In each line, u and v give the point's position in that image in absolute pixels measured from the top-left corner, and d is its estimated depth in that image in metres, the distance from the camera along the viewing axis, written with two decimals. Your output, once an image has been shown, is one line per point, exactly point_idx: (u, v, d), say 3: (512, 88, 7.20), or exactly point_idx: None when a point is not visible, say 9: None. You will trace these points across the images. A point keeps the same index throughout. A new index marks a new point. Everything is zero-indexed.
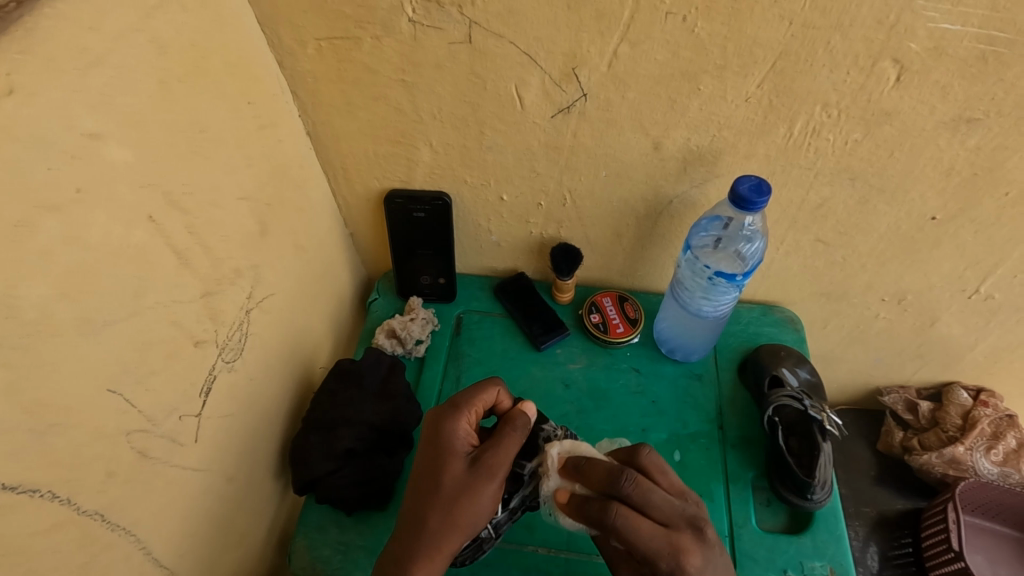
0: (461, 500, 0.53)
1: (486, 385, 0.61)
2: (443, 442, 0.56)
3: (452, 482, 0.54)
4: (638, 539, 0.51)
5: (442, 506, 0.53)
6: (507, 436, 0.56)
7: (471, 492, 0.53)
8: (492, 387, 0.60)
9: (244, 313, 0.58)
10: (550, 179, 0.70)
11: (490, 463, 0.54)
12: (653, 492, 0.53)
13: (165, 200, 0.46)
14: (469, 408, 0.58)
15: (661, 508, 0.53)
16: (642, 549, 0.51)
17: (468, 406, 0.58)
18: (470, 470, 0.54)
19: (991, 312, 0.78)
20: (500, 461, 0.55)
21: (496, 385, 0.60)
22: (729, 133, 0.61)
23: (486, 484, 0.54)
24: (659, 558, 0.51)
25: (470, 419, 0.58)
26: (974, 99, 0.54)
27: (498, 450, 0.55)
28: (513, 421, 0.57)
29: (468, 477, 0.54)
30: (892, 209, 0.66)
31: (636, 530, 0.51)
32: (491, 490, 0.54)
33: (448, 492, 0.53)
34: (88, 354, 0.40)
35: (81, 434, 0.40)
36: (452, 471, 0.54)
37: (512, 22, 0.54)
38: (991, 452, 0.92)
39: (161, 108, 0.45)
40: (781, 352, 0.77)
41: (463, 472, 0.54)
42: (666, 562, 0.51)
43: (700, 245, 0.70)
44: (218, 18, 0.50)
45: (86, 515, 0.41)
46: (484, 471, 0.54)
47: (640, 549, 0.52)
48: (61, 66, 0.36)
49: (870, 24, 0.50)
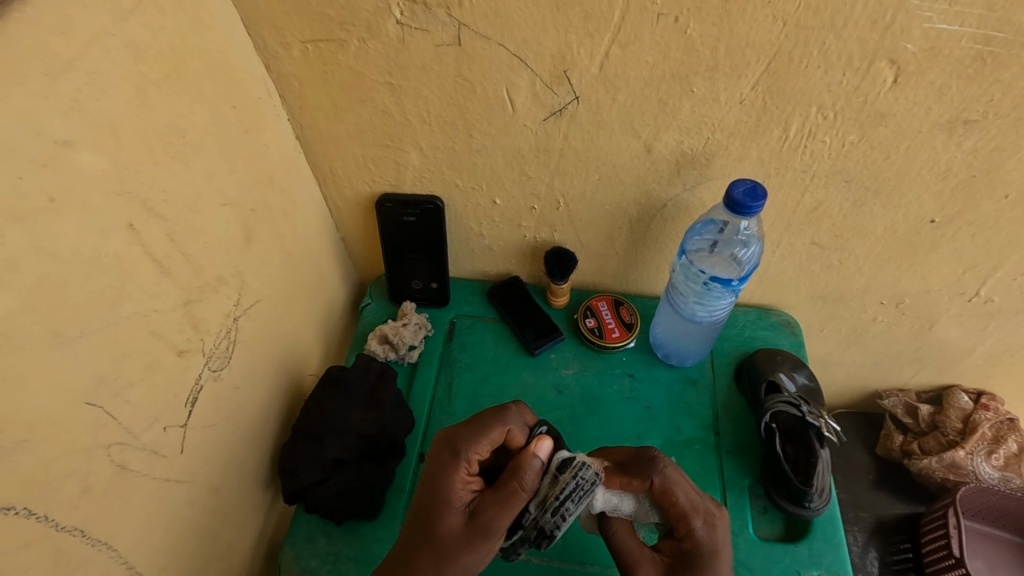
0: (455, 554, 0.51)
1: (491, 426, 0.57)
2: (439, 493, 0.54)
3: (445, 536, 0.52)
4: (678, 491, 0.55)
5: (433, 563, 0.51)
6: (514, 493, 0.53)
7: (467, 552, 0.51)
8: (497, 428, 0.57)
9: (230, 321, 0.57)
10: (541, 183, 0.69)
11: (488, 525, 0.52)
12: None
13: (143, 208, 0.45)
14: (467, 458, 0.55)
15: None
16: (680, 502, 0.55)
17: (467, 455, 0.55)
18: (468, 528, 0.52)
19: (990, 315, 0.76)
20: (499, 521, 0.52)
21: (505, 426, 0.57)
22: (722, 135, 0.59)
23: (481, 545, 0.52)
24: (692, 515, 0.55)
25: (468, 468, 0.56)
26: (971, 100, 0.52)
27: (500, 510, 0.52)
28: (521, 476, 0.54)
29: (466, 532, 0.52)
30: (889, 211, 0.64)
31: (680, 487, 0.55)
32: (486, 551, 0.52)
33: (441, 549, 0.51)
34: (60, 366, 0.39)
35: (54, 448, 0.39)
36: (448, 527, 0.52)
37: (499, 24, 0.53)
38: (993, 456, 0.91)
39: (138, 114, 0.44)
40: (778, 357, 0.76)
41: (458, 528, 0.52)
42: (699, 517, 0.55)
43: (695, 249, 0.69)
44: (198, 20, 0.49)
45: (63, 531, 0.41)
46: (480, 532, 0.52)
47: (680, 504, 0.55)
48: (28, 72, 0.35)
49: (864, 24, 0.49)
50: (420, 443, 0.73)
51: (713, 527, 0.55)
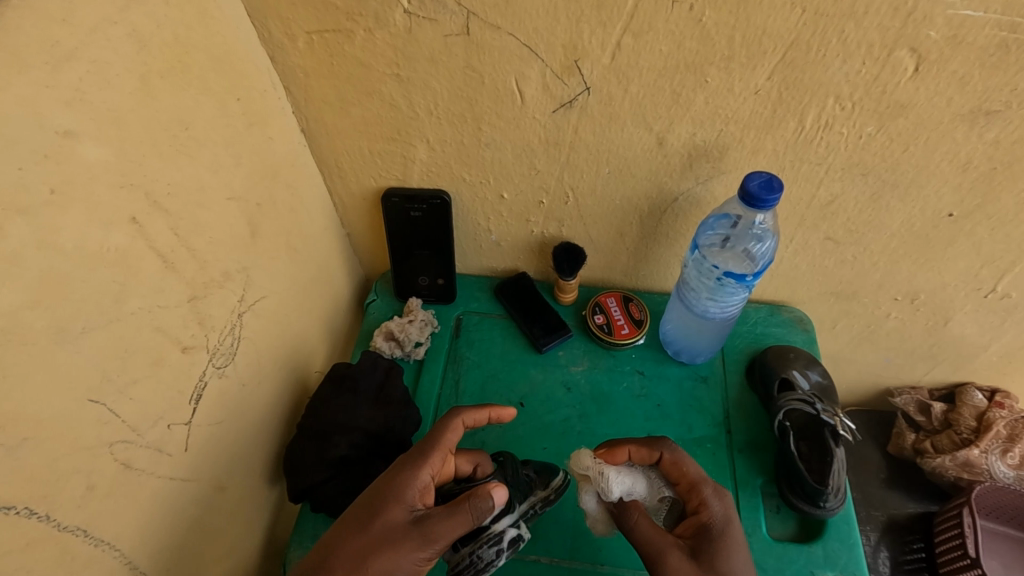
0: (385, 548, 0.49)
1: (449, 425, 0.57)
2: (397, 483, 0.53)
3: (390, 528, 0.51)
4: (690, 464, 0.57)
5: (368, 550, 0.50)
6: (464, 512, 0.50)
7: (397, 549, 0.49)
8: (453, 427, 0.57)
9: (235, 317, 0.57)
10: (550, 177, 0.67)
11: (433, 530, 0.50)
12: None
13: (147, 200, 0.44)
14: (438, 455, 0.54)
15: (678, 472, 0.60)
16: (693, 472, 0.57)
17: (439, 452, 0.55)
18: (410, 527, 0.50)
19: (1007, 311, 0.75)
20: (445, 530, 0.50)
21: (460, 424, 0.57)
22: (736, 127, 0.58)
23: (418, 550, 0.49)
24: (704, 484, 0.56)
25: (436, 466, 0.54)
26: (994, 90, 0.51)
27: (449, 522, 0.50)
28: (473, 498, 0.51)
29: (404, 531, 0.50)
30: (906, 205, 0.63)
31: (690, 461, 0.58)
32: (422, 555, 0.50)
33: (381, 539, 0.50)
34: (63, 363, 0.38)
35: (56, 448, 0.38)
36: (396, 518, 0.51)
37: (510, 13, 0.52)
38: (1007, 455, 0.89)
39: (141, 104, 0.43)
40: (790, 354, 0.74)
41: (405, 525, 0.51)
42: (711, 486, 0.56)
43: (707, 244, 0.67)
44: (202, 10, 0.48)
45: (66, 531, 0.40)
46: (424, 536, 0.50)
47: (693, 475, 0.57)
48: (29, 61, 0.34)
49: (885, 11, 0.47)
50: None
51: (724, 498, 0.56)
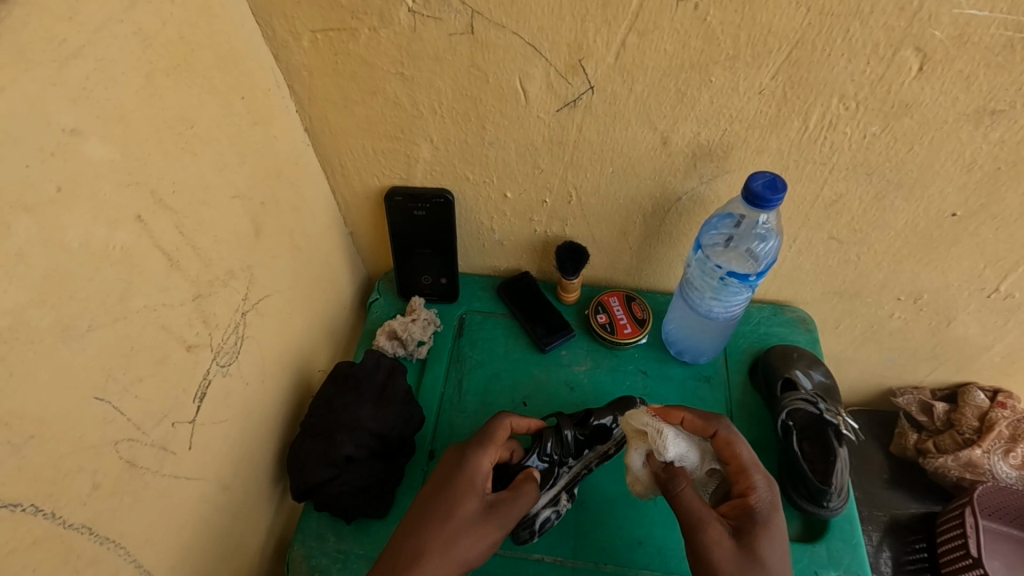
0: (469, 534, 0.53)
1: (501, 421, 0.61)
2: (470, 477, 0.55)
3: (466, 518, 0.53)
4: (745, 448, 0.57)
5: (448, 540, 0.52)
6: (524, 493, 0.57)
7: (480, 534, 0.53)
8: (506, 425, 0.61)
9: (239, 316, 0.57)
10: (553, 176, 0.67)
11: (503, 513, 0.55)
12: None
13: (152, 199, 0.44)
14: (495, 446, 0.58)
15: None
16: (746, 456, 0.57)
17: (495, 443, 0.59)
18: (487, 515, 0.54)
19: (1010, 312, 0.75)
20: (513, 511, 0.56)
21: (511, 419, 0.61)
22: (741, 126, 0.58)
23: (496, 532, 0.54)
24: (754, 469, 0.56)
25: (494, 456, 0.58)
26: (999, 89, 0.51)
27: (516, 503, 0.56)
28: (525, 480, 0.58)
29: (483, 518, 0.54)
30: (910, 205, 0.63)
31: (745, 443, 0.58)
32: (496, 538, 0.55)
33: (461, 529, 0.53)
34: (68, 361, 0.38)
35: (61, 446, 0.38)
36: (469, 509, 0.54)
37: (515, 12, 0.52)
38: (1010, 455, 0.89)
39: (146, 102, 0.43)
40: (793, 354, 0.74)
41: (479, 514, 0.54)
42: (761, 472, 0.56)
43: (710, 244, 0.67)
44: (207, 8, 0.48)
45: (71, 529, 0.40)
46: (496, 519, 0.55)
47: (745, 458, 0.57)
48: (35, 58, 0.34)
49: (891, 11, 0.47)
50: (430, 440, 0.72)
51: (771, 485, 0.55)
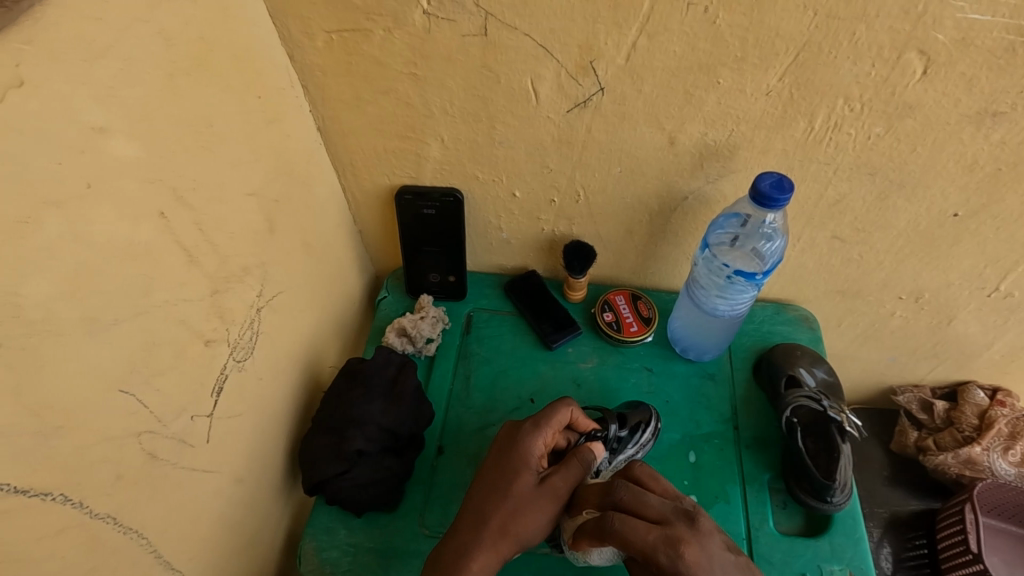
0: (525, 509, 0.56)
1: (559, 406, 0.63)
2: (520, 454, 0.59)
3: (521, 492, 0.57)
4: (635, 537, 0.49)
5: (506, 514, 0.55)
6: (577, 463, 0.59)
7: (535, 508, 0.56)
8: (564, 409, 0.62)
9: (254, 312, 0.57)
10: (562, 175, 0.68)
11: (557, 484, 0.58)
12: (647, 495, 0.53)
13: (173, 196, 0.45)
14: (549, 426, 0.61)
15: (653, 509, 0.52)
16: (639, 547, 0.49)
17: (549, 423, 0.61)
18: (538, 489, 0.57)
19: (1010, 311, 0.76)
20: (567, 482, 0.58)
21: (570, 403, 0.63)
22: (747, 127, 0.59)
23: (551, 505, 0.57)
24: (655, 553, 0.49)
25: (548, 437, 0.60)
26: (1000, 92, 0.52)
27: (567, 475, 0.58)
28: (581, 454, 0.59)
29: (535, 492, 0.57)
30: (912, 205, 0.64)
31: (636, 530, 0.50)
32: (552, 511, 0.57)
33: (516, 503, 0.56)
34: (95, 354, 0.39)
35: (87, 437, 0.39)
36: (523, 483, 0.57)
37: (527, 13, 0.53)
38: (1009, 453, 0.90)
39: (169, 101, 0.44)
40: (797, 352, 0.75)
41: (533, 487, 0.57)
42: (662, 555, 0.48)
43: (716, 243, 0.68)
44: (226, 9, 0.49)
45: (95, 518, 0.41)
46: (551, 491, 0.57)
47: (639, 549, 0.49)
48: (66, 57, 0.35)
49: (896, 14, 0.48)
50: (439, 436, 0.73)
51: (680, 558, 0.48)
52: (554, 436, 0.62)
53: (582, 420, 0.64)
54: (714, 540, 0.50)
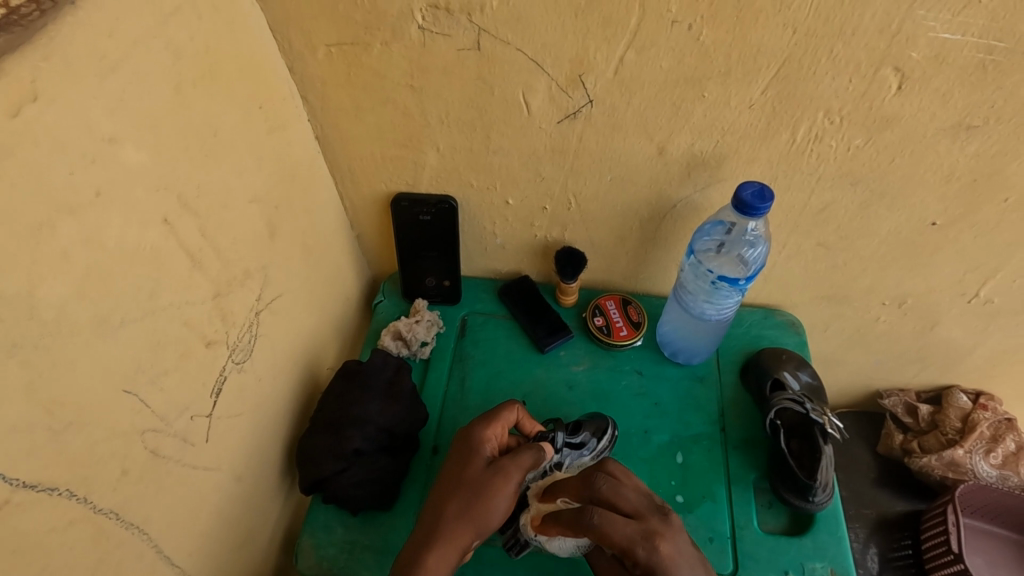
0: (479, 492, 0.57)
1: (506, 403, 0.66)
2: (470, 443, 0.61)
3: (473, 475, 0.59)
4: (613, 530, 0.51)
5: (461, 502, 0.57)
6: (527, 449, 0.60)
7: (489, 488, 0.57)
8: (510, 405, 0.66)
9: (254, 314, 0.59)
10: (555, 183, 0.70)
11: (506, 465, 0.59)
12: (611, 520, 0.52)
13: (178, 202, 0.47)
14: (499, 421, 0.64)
15: (620, 535, 0.51)
16: (618, 542, 0.51)
17: (499, 418, 0.64)
18: (490, 470, 0.59)
19: (990, 316, 0.78)
20: (517, 465, 0.59)
21: (517, 402, 0.67)
22: (733, 138, 0.61)
23: (503, 483, 0.58)
24: (634, 547, 0.51)
25: (497, 430, 0.63)
26: (974, 107, 0.55)
27: (517, 458, 0.59)
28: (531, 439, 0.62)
29: (488, 473, 0.58)
30: (894, 213, 0.66)
31: (614, 524, 0.52)
32: (507, 491, 0.58)
33: (466, 488, 0.58)
34: (104, 354, 0.41)
35: (96, 434, 0.41)
36: (473, 469, 0.59)
37: (520, 29, 0.55)
38: (990, 455, 0.93)
39: (175, 112, 0.45)
40: (783, 355, 0.77)
41: (483, 470, 0.59)
42: (640, 547, 0.50)
43: (703, 250, 0.71)
44: (230, 24, 0.51)
45: (100, 513, 0.42)
46: (502, 472, 0.58)
47: (618, 544, 0.51)
48: (80, 73, 0.37)
49: (872, 33, 0.51)
50: (433, 436, 0.75)
51: (654, 552, 0.50)
52: (504, 432, 0.65)
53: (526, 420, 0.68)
54: (682, 536, 0.52)
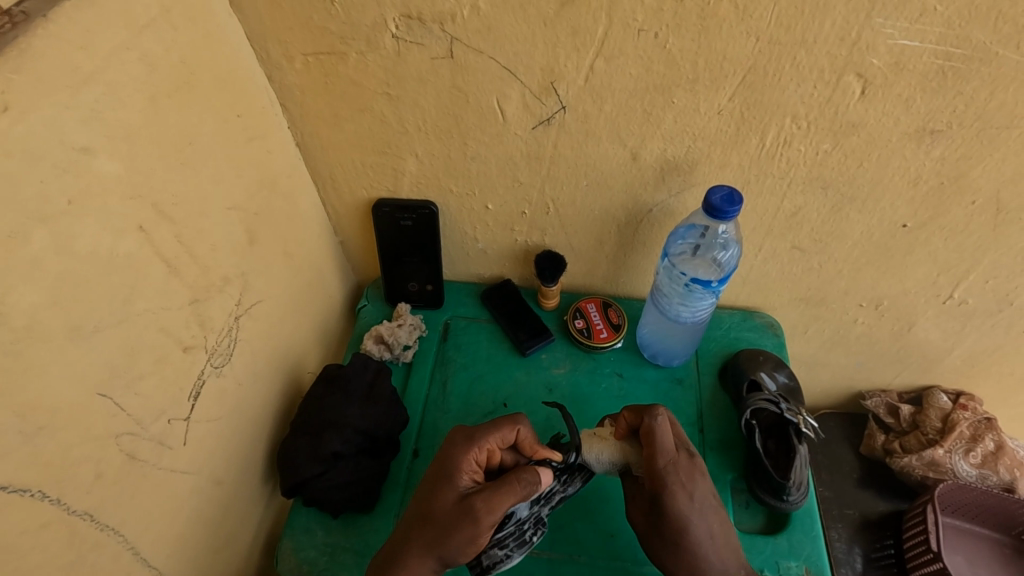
0: (445, 528, 0.55)
1: (503, 425, 0.63)
2: (447, 470, 0.59)
3: (441, 509, 0.57)
4: (661, 439, 0.60)
5: (426, 538, 0.56)
6: (506, 490, 0.56)
7: (455, 527, 0.55)
8: (507, 428, 0.62)
9: (233, 320, 0.60)
10: (532, 188, 0.71)
11: (476, 509, 0.55)
12: (665, 435, 0.61)
13: (154, 211, 0.47)
14: (481, 445, 0.61)
15: (664, 451, 0.60)
16: (660, 445, 0.60)
17: (482, 441, 0.61)
18: (458, 506, 0.56)
19: (966, 317, 0.79)
20: (489, 509, 0.55)
21: (513, 424, 0.63)
22: (703, 143, 0.63)
23: (467, 523, 0.55)
24: (663, 457, 0.60)
25: (479, 454, 0.61)
26: (936, 112, 0.56)
27: (488, 497, 0.55)
28: (518, 474, 0.57)
29: (455, 508, 0.56)
30: (864, 216, 0.68)
31: (663, 432, 0.61)
32: (474, 532, 0.55)
33: (434, 524, 0.56)
34: (75, 360, 0.41)
35: (70, 436, 0.42)
36: (443, 501, 0.57)
37: (491, 38, 0.57)
38: (970, 454, 0.93)
39: (150, 122, 0.46)
40: (760, 357, 0.79)
41: (453, 507, 0.56)
42: (665, 461, 0.60)
43: (678, 253, 0.72)
44: (206, 35, 0.52)
45: (74, 516, 0.43)
46: (468, 511, 0.55)
47: (659, 448, 0.60)
48: (52, 85, 0.38)
49: (832, 41, 0.52)
50: (414, 440, 0.75)
51: (673, 474, 0.60)
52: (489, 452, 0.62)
53: (527, 441, 0.64)
54: (700, 479, 0.61)
